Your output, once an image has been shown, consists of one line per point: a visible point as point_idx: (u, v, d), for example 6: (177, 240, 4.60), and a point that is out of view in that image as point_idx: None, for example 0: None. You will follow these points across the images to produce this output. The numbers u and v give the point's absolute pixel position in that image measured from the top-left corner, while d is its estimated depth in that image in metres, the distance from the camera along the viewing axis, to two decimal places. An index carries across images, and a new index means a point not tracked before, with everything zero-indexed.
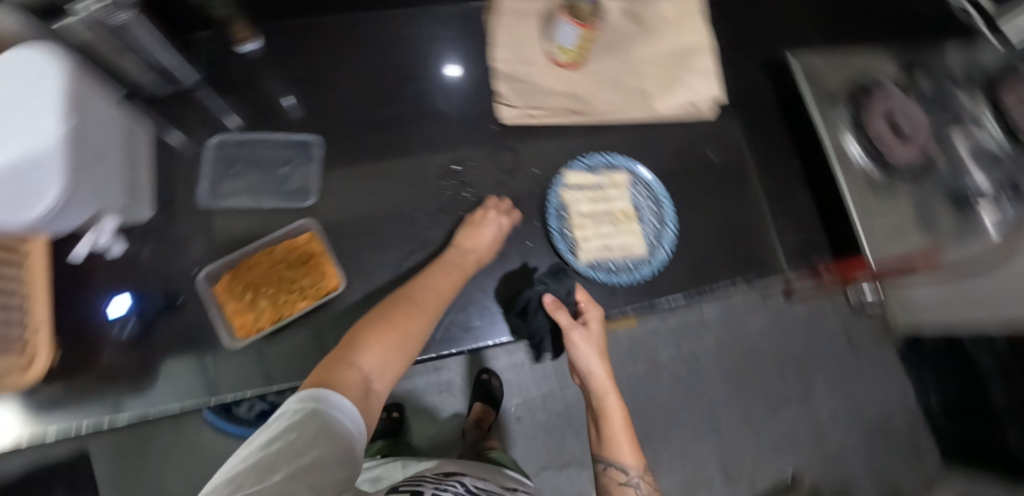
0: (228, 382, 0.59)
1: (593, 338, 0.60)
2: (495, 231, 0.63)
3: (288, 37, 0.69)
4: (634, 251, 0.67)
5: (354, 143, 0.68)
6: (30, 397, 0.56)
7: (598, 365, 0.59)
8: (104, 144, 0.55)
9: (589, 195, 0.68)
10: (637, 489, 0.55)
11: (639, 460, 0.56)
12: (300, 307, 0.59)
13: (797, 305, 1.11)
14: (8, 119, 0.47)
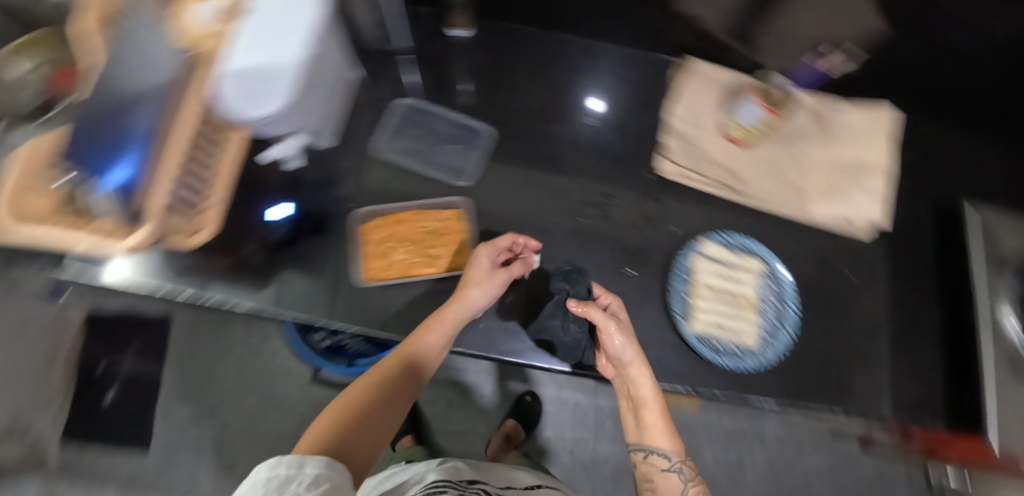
0: (337, 312, 0.63)
1: (626, 327, 0.56)
2: (483, 264, 0.58)
3: (495, 36, 0.76)
4: (745, 341, 0.65)
5: (519, 145, 0.72)
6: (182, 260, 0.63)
7: (630, 353, 0.54)
8: (325, 73, 0.63)
9: (720, 271, 0.68)
10: (680, 474, 0.51)
11: (678, 445, 0.52)
12: (426, 272, 0.63)
13: (866, 457, 1.03)
14: (269, 34, 0.56)
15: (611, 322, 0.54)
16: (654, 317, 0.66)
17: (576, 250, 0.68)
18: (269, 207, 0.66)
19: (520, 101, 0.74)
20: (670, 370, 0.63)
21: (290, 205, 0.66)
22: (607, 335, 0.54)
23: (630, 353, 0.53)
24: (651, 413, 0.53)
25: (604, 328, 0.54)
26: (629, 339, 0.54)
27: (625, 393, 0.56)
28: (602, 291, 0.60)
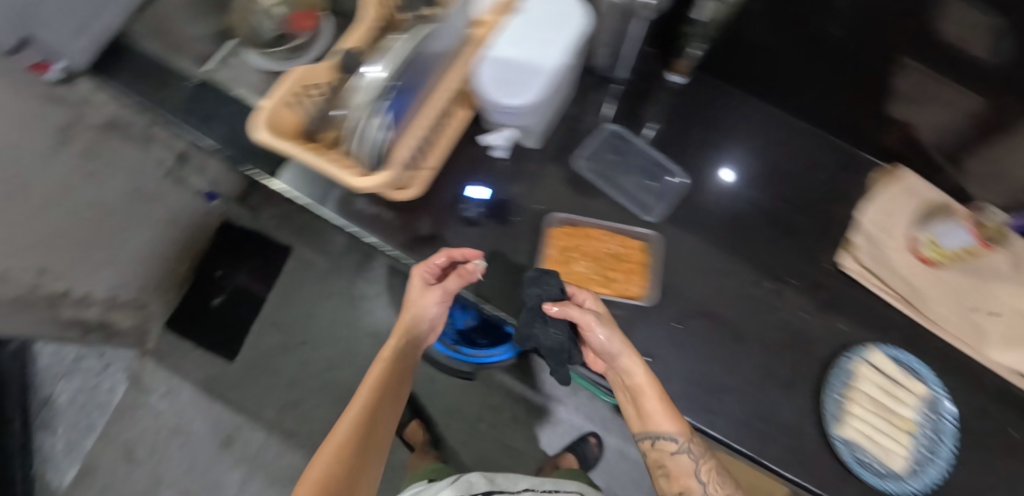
0: (502, 299, 0.67)
1: (601, 322, 0.58)
2: (418, 282, 0.63)
3: (706, 92, 0.79)
4: (893, 464, 0.62)
5: (707, 197, 0.74)
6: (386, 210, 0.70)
7: (620, 351, 0.57)
8: (562, 85, 0.67)
9: (883, 385, 0.65)
10: (690, 452, 0.58)
11: (680, 426, 0.58)
12: (600, 291, 0.65)
13: None
14: (539, 37, 0.60)
15: (588, 316, 0.56)
16: (796, 406, 0.65)
17: (737, 314, 0.68)
18: (470, 185, 0.70)
19: (716, 159, 0.76)
20: (798, 461, 0.63)
21: (487, 189, 0.70)
22: (591, 335, 0.56)
23: (617, 348, 0.55)
24: (650, 399, 0.58)
25: (587, 328, 0.56)
26: (613, 331, 0.57)
27: (623, 383, 0.60)
28: (574, 287, 0.62)
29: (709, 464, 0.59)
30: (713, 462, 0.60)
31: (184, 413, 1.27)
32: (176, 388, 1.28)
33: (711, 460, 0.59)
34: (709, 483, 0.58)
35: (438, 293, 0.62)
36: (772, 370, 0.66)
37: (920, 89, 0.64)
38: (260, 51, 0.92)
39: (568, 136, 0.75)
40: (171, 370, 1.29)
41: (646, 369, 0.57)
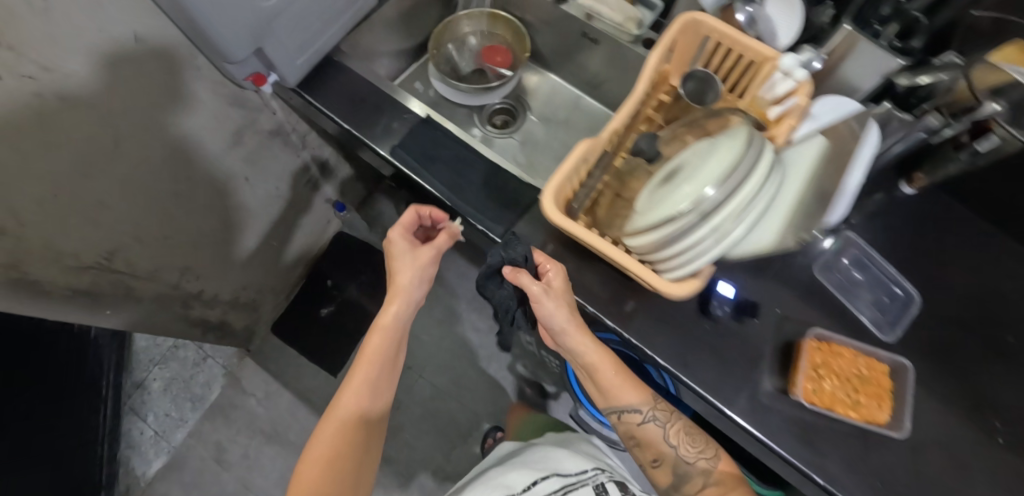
0: (737, 402, 0.65)
1: (554, 293, 0.64)
2: (402, 249, 0.68)
3: (940, 208, 0.77)
4: None
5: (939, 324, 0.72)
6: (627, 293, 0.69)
7: (559, 319, 0.65)
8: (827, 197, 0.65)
9: None
10: (655, 420, 0.71)
11: (640, 397, 0.71)
12: (848, 414, 0.64)
13: None
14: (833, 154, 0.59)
15: (535, 286, 0.63)
16: None
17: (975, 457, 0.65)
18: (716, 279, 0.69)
19: (946, 283, 0.73)
20: None
21: (732, 286, 0.69)
22: (541, 310, 0.64)
23: (561, 324, 0.64)
24: (604, 371, 0.70)
25: (536, 303, 0.63)
26: (559, 305, 0.64)
27: (578, 363, 0.73)
28: (542, 257, 0.66)
29: (676, 425, 0.71)
30: (682, 424, 0.72)
31: (281, 419, 1.27)
32: (275, 393, 1.28)
33: (678, 422, 0.72)
34: (681, 445, 0.71)
35: (430, 250, 0.68)
36: None
37: None
38: (449, 83, 0.93)
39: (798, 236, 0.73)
40: (272, 373, 1.29)
41: (598, 348, 0.68)
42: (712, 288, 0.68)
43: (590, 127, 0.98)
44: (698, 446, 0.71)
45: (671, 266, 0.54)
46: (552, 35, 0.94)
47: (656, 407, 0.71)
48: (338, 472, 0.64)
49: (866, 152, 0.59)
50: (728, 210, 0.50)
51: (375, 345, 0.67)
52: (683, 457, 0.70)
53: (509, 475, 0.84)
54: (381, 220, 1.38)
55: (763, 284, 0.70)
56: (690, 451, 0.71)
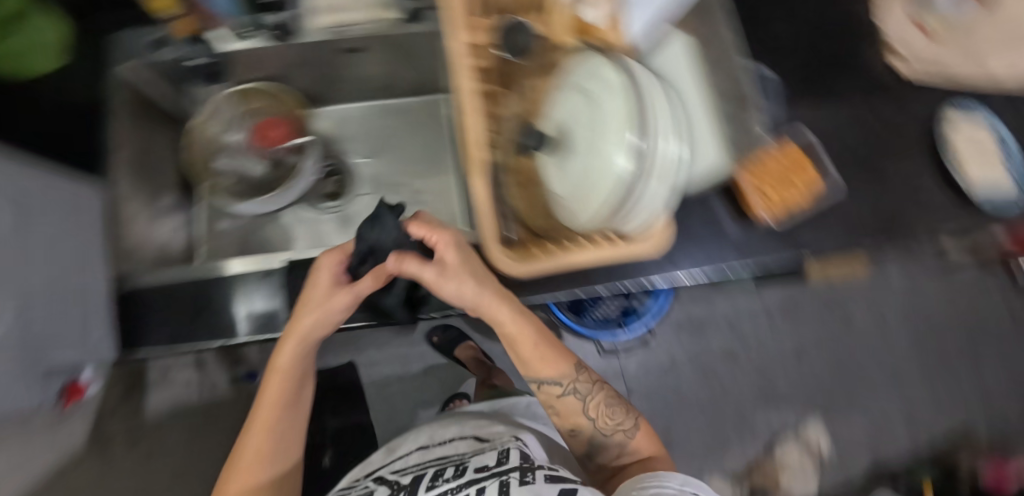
0: (730, 256, 0.72)
1: (450, 268, 0.56)
2: (329, 276, 0.58)
3: None
4: (1002, 183, 0.82)
5: (787, 84, 0.81)
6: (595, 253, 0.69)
7: (469, 298, 0.56)
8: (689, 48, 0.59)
9: (973, 136, 0.82)
10: (574, 394, 0.67)
11: (555, 372, 0.65)
12: (805, 183, 0.71)
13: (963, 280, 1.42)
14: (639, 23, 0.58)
15: (426, 270, 0.55)
16: (940, 188, 0.80)
17: (873, 152, 0.80)
18: None
19: (773, 47, 0.81)
20: (960, 219, 0.79)
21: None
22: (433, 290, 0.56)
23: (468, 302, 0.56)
24: (523, 344, 0.62)
25: (426, 275, 0.55)
26: (461, 281, 0.56)
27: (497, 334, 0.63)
28: (425, 231, 0.57)
29: (598, 396, 0.68)
30: (600, 395, 0.68)
31: None
32: None
33: (596, 394, 0.68)
34: (597, 419, 0.68)
35: (348, 297, 0.56)
36: (916, 174, 0.80)
37: None
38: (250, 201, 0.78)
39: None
40: None
41: (512, 314, 0.58)
42: None
43: (416, 127, 0.89)
44: (618, 420, 0.68)
45: (640, 224, 0.53)
46: (314, 75, 0.81)
47: (577, 380, 0.67)
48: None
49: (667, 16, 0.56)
50: (653, 139, 0.48)
51: (275, 386, 0.61)
52: (599, 431, 0.68)
53: (442, 426, 0.84)
54: None
55: None
56: (605, 425, 0.68)
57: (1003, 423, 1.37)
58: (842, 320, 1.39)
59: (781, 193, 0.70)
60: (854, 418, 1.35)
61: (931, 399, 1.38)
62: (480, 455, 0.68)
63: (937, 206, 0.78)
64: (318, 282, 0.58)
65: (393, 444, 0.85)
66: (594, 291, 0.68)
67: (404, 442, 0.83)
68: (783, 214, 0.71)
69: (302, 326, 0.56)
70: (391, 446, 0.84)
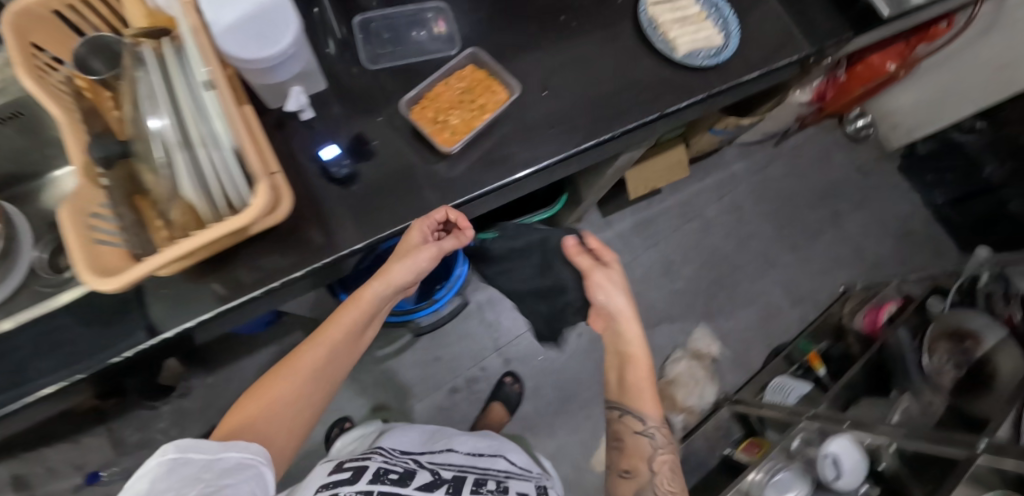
0: (435, 200, 0.67)
1: (614, 276, 0.65)
2: (422, 231, 0.64)
3: None
4: (715, 41, 0.81)
5: (471, 6, 0.78)
6: (290, 241, 0.65)
7: (620, 300, 0.64)
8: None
9: (669, 7, 0.81)
10: (651, 437, 0.67)
11: (655, 413, 0.67)
12: (488, 105, 0.70)
13: (798, 153, 1.51)
14: None
15: (588, 261, 0.65)
16: (652, 65, 0.79)
17: (574, 50, 0.77)
18: (320, 149, 0.66)
19: None
20: (684, 91, 0.78)
21: (337, 144, 0.67)
22: (590, 281, 0.65)
23: (615, 303, 0.64)
24: (638, 363, 0.65)
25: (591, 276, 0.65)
26: (619, 289, 0.65)
27: (612, 350, 0.67)
28: (597, 245, 0.69)
29: (663, 456, 0.68)
30: (671, 461, 0.69)
31: None
32: None
33: (660, 456, 0.67)
34: (657, 472, 0.67)
35: (433, 250, 0.64)
36: (626, 60, 0.78)
37: None
38: None
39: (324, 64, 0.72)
40: None
41: (638, 340, 0.63)
42: (322, 161, 0.66)
43: None
44: (673, 488, 0.67)
45: (232, 193, 0.49)
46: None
47: (655, 429, 0.67)
48: (257, 413, 0.58)
49: None
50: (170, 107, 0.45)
51: (350, 315, 0.64)
52: (654, 481, 0.67)
53: (478, 438, 0.94)
54: (154, 422, 1.16)
55: (349, 109, 0.69)
56: (670, 485, 0.67)
57: (880, 269, 1.46)
58: (700, 224, 1.41)
59: (464, 119, 0.69)
60: (741, 310, 1.37)
61: (807, 269, 1.43)
62: (515, 479, 0.80)
63: (651, 84, 0.77)
64: (410, 236, 0.64)
65: (432, 433, 0.94)
66: (293, 280, 0.64)
67: (435, 436, 0.92)
68: (456, 137, 0.68)
69: (395, 264, 0.63)
70: (433, 435, 0.93)
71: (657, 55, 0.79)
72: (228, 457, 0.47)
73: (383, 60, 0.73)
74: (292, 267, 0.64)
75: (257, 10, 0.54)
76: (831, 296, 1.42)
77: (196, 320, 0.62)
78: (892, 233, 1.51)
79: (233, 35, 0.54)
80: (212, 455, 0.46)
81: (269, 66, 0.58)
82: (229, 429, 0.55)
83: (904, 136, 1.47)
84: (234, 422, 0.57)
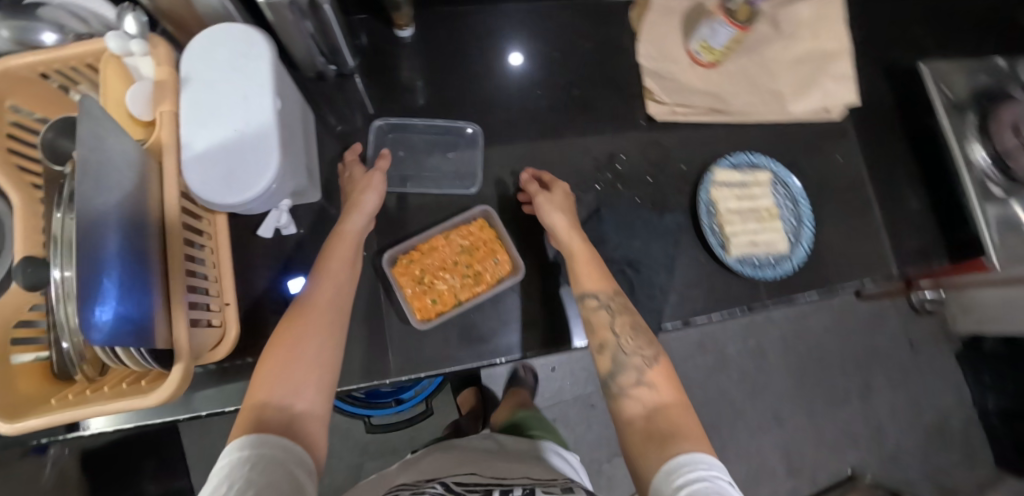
0: (396, 367, 0.59)
1: (556, 198, 0.61)
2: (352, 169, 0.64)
3: (444, 32, 0.73)
4: (778, 247, 0.69)
5: (512, 138, 0.72)
6: (233, 366, 0.60)
7: (558, 218, 0.59)
8: (250, 127, 0.50)
9: (736, 193, 0.69)
10: (609, 307, 0.54)
11: (607, 282, 0.56)
12: (482, 283, 0.61)
13: (851, 313, 1.34)
14: (188, 105, 0.50)
15: (529, 184, 0.63)
16: (693, 258, 0.68)
17: (606, 217, 0.68)
18: (288, 280, 0.63)
19: (499, 96, 0.73)
20: (719, 300, 0.67)
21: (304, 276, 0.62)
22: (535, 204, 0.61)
23: (551, 215, 0.59)
24: (577, 252, 0.57)
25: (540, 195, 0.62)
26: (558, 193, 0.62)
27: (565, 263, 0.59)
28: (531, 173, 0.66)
29: (629, 319, 0.54)
30: (633, 317, 0.55)
31: None
32: None
33: (629, 315, 0.54)
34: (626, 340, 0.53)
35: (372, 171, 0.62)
36: (664, 241, 0.68)
37: None
38: None
39: (340, 174, 0.68)
40: None
41: (578, 240, 0.58)
42: (286, 290, 0.62)
43: None
44: (641, 341, 0.52)
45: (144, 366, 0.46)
46: None
47: (613, 298, 0.55)
48: (278, 372, 0.45)
49: (211, 99, 0.50)
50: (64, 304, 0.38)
51: (332, 248, 0.55)
52: (623, 347, 0.52)
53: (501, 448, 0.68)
54: None
55: None
56: (631, 343, 0.52)
57: (897, 462, 1.31)
58: (715, 358, 1.29)
59: (453, 286, 0.61)
60: (730, 464, 1.25)
61: (817, 440, 1.29)
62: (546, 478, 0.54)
63: (684, 281, 0.67)
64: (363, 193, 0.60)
65: (462, 452, 0.67)
66: (220, 414, 0.58)
67: (466, 456, 0.65)
68: (438, 308, 0.60)
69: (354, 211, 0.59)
70: (468, 453, 0.66)
71: (703, 245, 0.68)
72: (272, 452, 0.38)
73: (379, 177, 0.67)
74: (224, 398, 0.59)
75: (227, 141, 0.50)
76: (833, 478, 1.28)
77: (113, 428, 0.58)
78: (925, 427, 1.34)
79: (198, 163, 0.49)
80: (255, 448, 0.38)
81: (243, 206, 0.51)
82: (257, 397, 0.43)
83: (972, 326, 1.28)
84: (259, 390, 0.44)
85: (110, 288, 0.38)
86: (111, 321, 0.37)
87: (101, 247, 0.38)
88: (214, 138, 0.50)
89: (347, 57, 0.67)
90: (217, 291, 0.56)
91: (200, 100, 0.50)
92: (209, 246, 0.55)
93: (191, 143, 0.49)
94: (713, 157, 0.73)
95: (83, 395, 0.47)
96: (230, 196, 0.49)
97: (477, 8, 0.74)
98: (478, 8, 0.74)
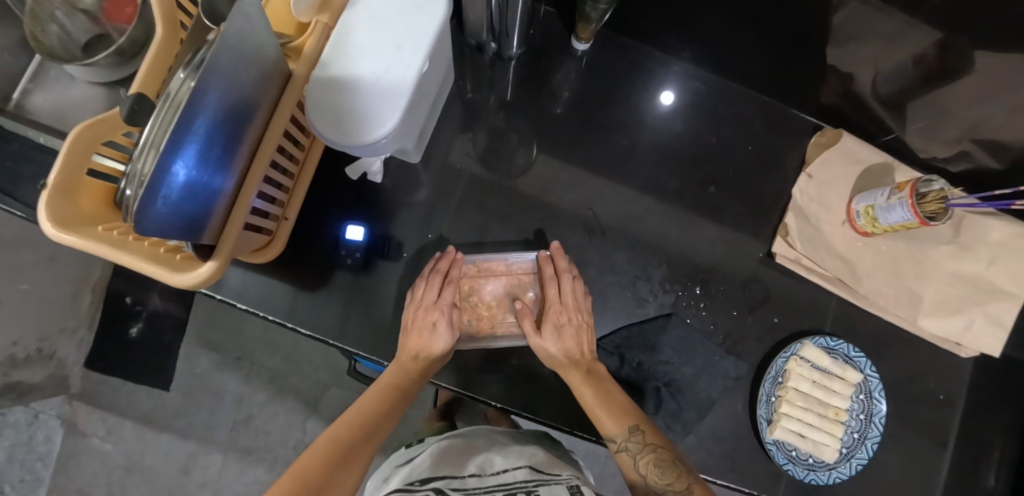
0: None
1: (557, 335, 0.57)
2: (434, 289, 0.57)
3: (617, 62, 0.68)
4: (823, 454, 0.62)
5: (623, 199, 0.67)
6: (266, 273, 0.60)
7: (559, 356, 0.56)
8: (389, 72, 0.49)
9: (817, 377, 0.63)
10: (630, 451, 0.51)
11: (623, 423, 0.52)
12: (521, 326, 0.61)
13: None
14: (342, 31, 0.50)
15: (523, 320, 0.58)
16: (731, 415, 0.62)
17: (671, 326, 0.63)
18: (349, 224, 0.61)
19: (634, 150, 0.67)
20: (732, 469, 0.62)
21: (365, 228, 0.62)
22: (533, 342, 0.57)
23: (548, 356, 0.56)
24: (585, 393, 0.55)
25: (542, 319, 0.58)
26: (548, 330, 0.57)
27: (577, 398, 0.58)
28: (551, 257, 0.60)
29: (654, 455, 0.51)
30: (656, 452, 0.51)
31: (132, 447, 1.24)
32: (117, 425, 1.09)
33: (651, 452, 0.51)
34: (648, 473, 0.50)
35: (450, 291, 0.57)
36: (714, 383, 0.62)
37: (851, 47, 0.55)
38: None
39: (447, 148, 0.66)
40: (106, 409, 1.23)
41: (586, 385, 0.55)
42: (342, 233, 0.61)
43: None
44: (669, 477, 0.49)
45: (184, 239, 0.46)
46: None
47: (631, 438, 0.52)
48: (326, 475, 0.46)
49: (364, 33, 0.50)
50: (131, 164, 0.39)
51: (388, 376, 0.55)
52: (655, 486, 0.50)
53: (495, 439, 0.60)
54: None
55: (426, 208, 0.64)
56: (659, 479, 0.50)
57: None
58: None
59: (497, 310, 0.61)
60: None
61: None
62: (543, 484, 0.46)
63: (710, 431, 0.62)
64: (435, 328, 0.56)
65: (458, 445, 0.58)
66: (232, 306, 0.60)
67: (464, 451, 0.56)
68: (472, 329, 0.60)
69: (440, 342, 0.55)
70: (468, 444, 0.58)
71: (751, 409, 0.62)
72: None
73: (482, 171, 0.65)
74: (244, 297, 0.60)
75: (360, 81, 0.49)
76: None
77: None
78: None
79: (326, 89, 0.49)
80: None
81: (349, 148, 0.50)
82: (321, 456, 0.47)
83: None
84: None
85: (178, 180, 0.39)
86: (164, 211, 0.38)
87: (191, 130, 0.38)
88: (352, 71, 0.49)
89: (514, 43, 0.63)
90: (287, 203, 0.56)
91: (356, 29, 0.50)
92: (297, 159, 0.56)
93: (329, 69, 0.49)
94: (809, 326, 0.66)
95: (124, 238, 0.48)
96: (340, 131, 0.48)
97: (662, 54, 0.68)
98: (661, 55, 0.68)
